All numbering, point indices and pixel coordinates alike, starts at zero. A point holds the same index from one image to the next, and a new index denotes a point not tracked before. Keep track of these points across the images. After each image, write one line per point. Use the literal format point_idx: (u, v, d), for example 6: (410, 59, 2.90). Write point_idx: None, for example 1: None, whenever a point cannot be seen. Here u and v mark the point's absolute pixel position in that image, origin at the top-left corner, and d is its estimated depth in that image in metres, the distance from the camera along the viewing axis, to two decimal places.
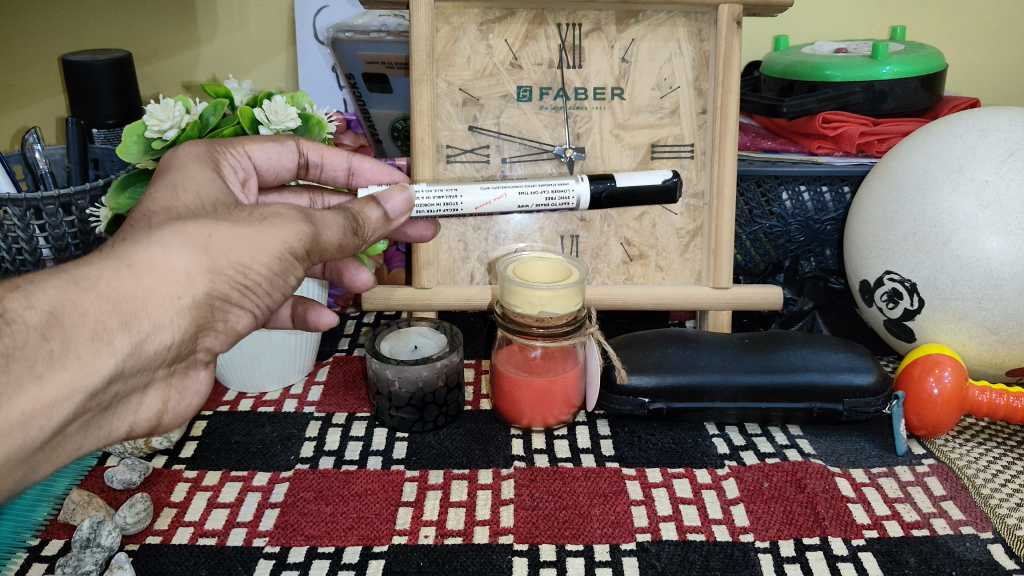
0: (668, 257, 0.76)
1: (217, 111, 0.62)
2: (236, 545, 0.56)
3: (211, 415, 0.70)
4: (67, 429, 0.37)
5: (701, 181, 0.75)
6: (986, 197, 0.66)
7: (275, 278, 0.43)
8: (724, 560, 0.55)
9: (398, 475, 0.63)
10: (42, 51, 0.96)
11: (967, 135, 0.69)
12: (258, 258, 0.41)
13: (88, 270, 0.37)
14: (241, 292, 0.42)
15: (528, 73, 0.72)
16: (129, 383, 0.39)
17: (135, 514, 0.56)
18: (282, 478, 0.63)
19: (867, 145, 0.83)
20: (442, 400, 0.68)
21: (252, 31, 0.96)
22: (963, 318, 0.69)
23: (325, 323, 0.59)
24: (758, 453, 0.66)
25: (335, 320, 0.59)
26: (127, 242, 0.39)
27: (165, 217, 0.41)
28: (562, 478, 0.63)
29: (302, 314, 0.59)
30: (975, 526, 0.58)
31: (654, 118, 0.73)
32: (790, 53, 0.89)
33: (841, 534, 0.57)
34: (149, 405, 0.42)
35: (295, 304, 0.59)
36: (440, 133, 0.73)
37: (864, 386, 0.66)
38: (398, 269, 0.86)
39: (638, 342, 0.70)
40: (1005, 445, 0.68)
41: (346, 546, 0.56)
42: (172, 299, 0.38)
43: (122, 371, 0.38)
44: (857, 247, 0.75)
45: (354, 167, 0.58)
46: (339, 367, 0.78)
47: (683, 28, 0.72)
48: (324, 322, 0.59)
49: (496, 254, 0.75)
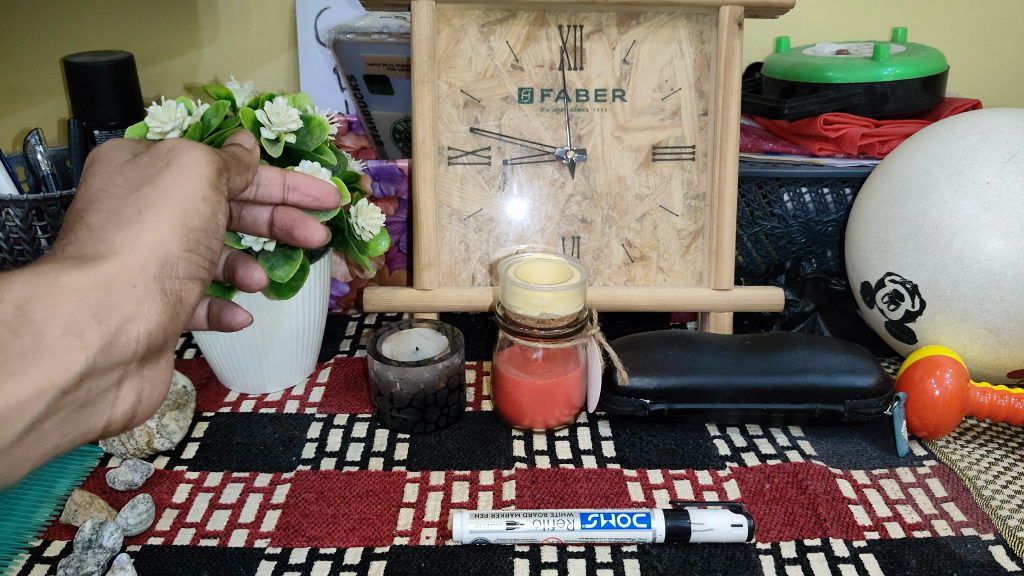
0: (668, 258, 0.76)
1: (219, 112, 0.61)
2: (238, 546, 0.56)
3: (213, 416, 0.71)
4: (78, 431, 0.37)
5: (703, 183, 0.75)
6: (987, 199, 0.66)
7: (212, 242, 0.41)
8: (725, 561, 0.55)
9: (400, 476, 0.63)
10: (43, 53, 0.96)
11: (968, 137, 0.69)
12: (199, 217, 0.39)
13: (83, 249, 0.36)
14: (188, 260, 0.39)
15: (529, 75, 0.73)
16: (134, 381, 0.39)
17: (137, 515, 0.56)
18: (283, 479, 0.63)
19: (868, 147, 0.83)
20: (443, 401, 0.68)
21: (254, 33, 0.96)
22: (965, 319, 0.69)
23: (257, 282, 0.55)
24: (759, 455, 0.66)
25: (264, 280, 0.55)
26: (108, 215, 0.37)
27: (106, 188, 0.39)
28: (564, 479, 0.63)
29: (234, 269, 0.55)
30: (976, 528, 0.58)
31: (655, 119, 0.73)
32: (792, 55, 0.89)
33: (842, 535, 0.57)
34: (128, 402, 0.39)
35: (210, 303, 0.52)
36: (441, 135, 0.73)
37: (865, 388, 0.66)
38: (399, 271, 0.85)
39: (640, 343, 0.70)
40: (1006, 447, 0.68)
41: (347, 547, 0.56)
42: (144, 273, 0.36)
43: (108, 362, 0.36)
44: (858, 248, 0.75)
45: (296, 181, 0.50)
46: (341, 368, 0.78)
47: (684, 30, 0.72)
48: (241, 322, 0.53)
49: (497, 256, 0.75)
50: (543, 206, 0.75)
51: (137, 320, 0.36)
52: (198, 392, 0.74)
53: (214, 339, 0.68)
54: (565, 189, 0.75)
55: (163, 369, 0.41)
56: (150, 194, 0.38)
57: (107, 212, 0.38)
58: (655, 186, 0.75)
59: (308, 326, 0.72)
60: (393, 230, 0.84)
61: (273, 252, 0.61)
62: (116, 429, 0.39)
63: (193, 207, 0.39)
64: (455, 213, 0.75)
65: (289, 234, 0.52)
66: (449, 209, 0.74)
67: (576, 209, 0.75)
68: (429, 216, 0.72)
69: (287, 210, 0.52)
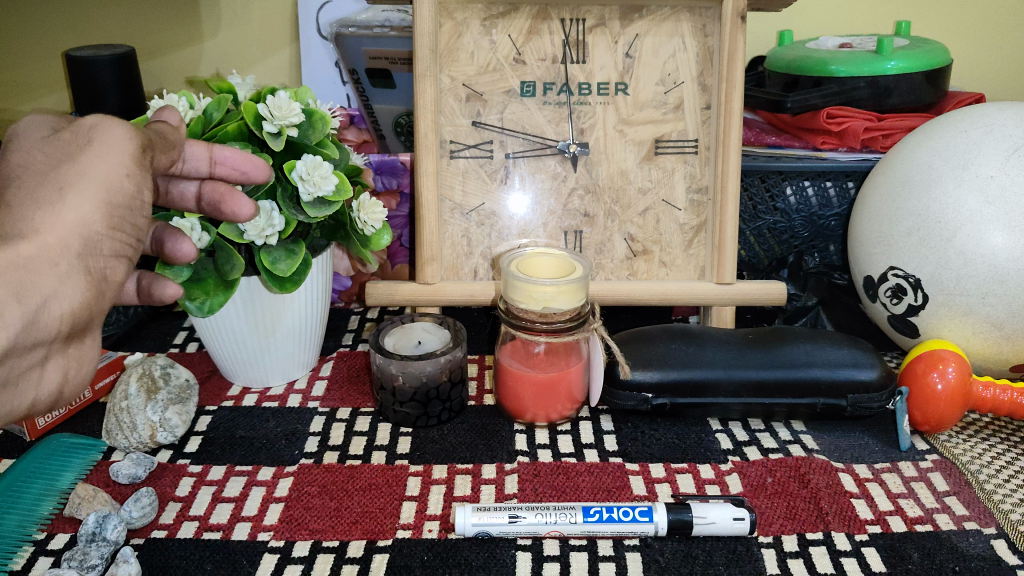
0: (671, 252, 0.76)
1: (221, 106, 0.61)
2: (241, 539, 0.56)
3: (216, 410, 0.71)
4: (16, 402, 0.38)
5: (706, 177, 0.75)
6: (991, 193, 0.66)
7: (138, 219, 0.41)
8: (727, 555, 0.55)
9: (403, 469, 0.63)
10: (46, 48, 0.96)
11: (972, 131, 0.69)
12: (123, 194, 0.40)
13: (3, 226, 0.37)
14: (113, 239, 0.39)
15: (531, 69, 0.72)
16: (62, 358, 0.39)
17: (140, 508, 0.56)
18: (287, 473, 0.63)
19: (872, 141, 0.83)
20: (446, 395, 0.68)
21: (256, 27, 0.96)
22: (968, 314, 0.68)
23: (184, 255, 0.52)
24: (761, 449, 0.66)
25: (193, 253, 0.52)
26: (27, 192, 0.38)
27: (26, 163, 0.39)
28: (566, 473, 0.63)
29: (157, 240, 0.52)
30: (979, 522, 0.58)
31: (658, 113, 0.73)
32: (795, 49, 0.89)
33: (845, 529, 0.57)
34: (52, 380, 0.39)
35: (140, 277, 0.51)
36: (444, 129, 0.73)
37: (868, 382, 0.66)
38: (402, 265, 0.86)
39: (642, 338, 0.70)
40: (1009, 441, 0.68)
41: (351, 541, 0.56)
42: (67, 252, 0.37)
43: (28, 343, 0.37)
44: (861, 242, 0.75)
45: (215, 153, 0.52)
46: (343, 362, 0.78)
47: (687, 23, 0.71)
48: (172, 296, 0.52)
49: (500, 250, 0.75)
50: (545, 200, 0.75)
51: (58, 299, 0.37)
52: (201, 386, 0.74)
53: (217, 334, 0.68)
54: (568, 182, 0.75)
55: (92, 349, 0.41)
56: (69, 174, 0.38)
57: (27, 189, 0.38)
58: (657, 179, 0.75)
59: (311, 321, 0.72)
60: (396, 224, 0.84)
61: (275, 246, 0.62)
62: (44, 408, 0.40)
63: (117, 184, 0.39)
64: (457, 207, 0.74)
65: (217, 209, 0.54)
66: (451, 204, 0.74)
67: (579, 203, 0.75)
68: (431, 210, 0.72)
69: (214, 185, 0.54)
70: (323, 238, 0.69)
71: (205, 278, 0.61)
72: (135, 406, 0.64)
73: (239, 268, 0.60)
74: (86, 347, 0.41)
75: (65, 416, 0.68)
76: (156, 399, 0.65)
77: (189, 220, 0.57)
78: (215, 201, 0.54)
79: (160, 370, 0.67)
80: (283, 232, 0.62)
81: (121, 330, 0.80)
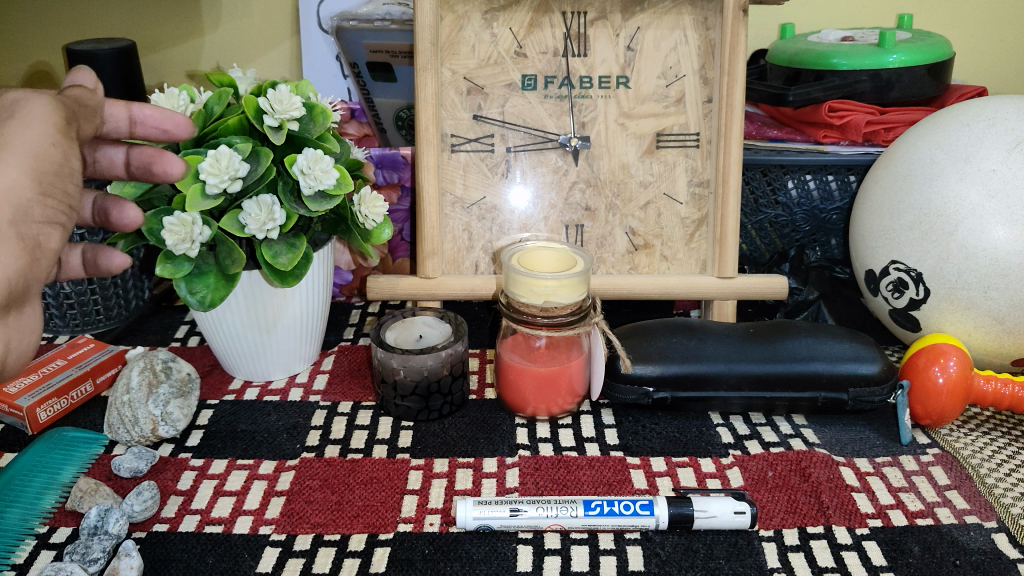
0: (673, 246, 0.76)
1: (222, 100, 0.61)
2: (243, 533, 0.56)
3: (217, 404, 0.71)
4: None
5: (707, 170, 0.74)
6: (993, 186, 0.66)
7: (70, 187, 0.44)
8: (728, 548, 0.55)
9: (404, 463, 0.63)
10: (47, 42, 0.96)
11: (974, 124, 0.69)
12: (53, 162, 0.43)
13: None
14: (44, 205, 0.43)
15: (532, 62, 0.72)
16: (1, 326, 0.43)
17: (142, 502, 0.56)
18: (288, 466, 0.63)
19: (873, 134, 0.82)
20: (447, 389, 0.68)
21: (257, 20, 0.96)
22: (969, 308, 0.68)
23: (130, 221, 0.55)
24: (762, 443, 0.66)
25: (140, 217, 0.55)
26: None
27: None
28: (567, 466, 0.63)
29: (102, 211, 0.54)
30: (980, 515, 0.58)
31: (660, 106, 0.73)
32: (797, 42, 0.88)
33: (845, 523, 0.57)
34: None
35: (85, 251, 0.54)
36: (445, 122, 0.73)
37: (869, 375, 0.66)
38: (403, 259, 0.86)
39: (643, 332, 0.70)
40: (1010, 435, 0.68)
41: (352, 534, 0.56)
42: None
43: None
44: (862, 236, 0.75)
45: (136, 112, 0.52)
46: (345, 356, 0.78)
47: (689, 16, 0.71)
48: (118, 266, 0.55)
49: (501, 244, 0.75)
50: (546, 193, 0.75)
51: None
52: (202, 380, 0.74)
53: (218, 327, 0.68)
54: (569, 176, 0.74)
55: (29, 314, 0.44)
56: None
57: None
58: (659, 173, 0.74)
59: (312, 315, 0.72)
60: (396, 218, 0.84)
61: (276, 240, 0.62)
62: None
63: (46, 154, 0.42)
64: (458, 201, 0.74)
65: (148, 171, 0.54)
66: (452, 197, 0.74)
67: (580, 196, 0.75)
68: (432, 204, 0.72)
69: (142, 149, 0.54)
70: (325, 232, 0.68)
71: (207, 272, 0.61)
72: (136, 400, 0.64)
73: (240, 262, 0.60)
74: (22, 313, 0.44)
75: (67, 410, 0.68)
76: (158, 393, 0.65)
77: (190, 215, 0.58)
78: (147, 162, 0.54)
79: (162, 364, 0.67)
80: (283, 226, 0.62)
81: (122, 324, 0.82)
